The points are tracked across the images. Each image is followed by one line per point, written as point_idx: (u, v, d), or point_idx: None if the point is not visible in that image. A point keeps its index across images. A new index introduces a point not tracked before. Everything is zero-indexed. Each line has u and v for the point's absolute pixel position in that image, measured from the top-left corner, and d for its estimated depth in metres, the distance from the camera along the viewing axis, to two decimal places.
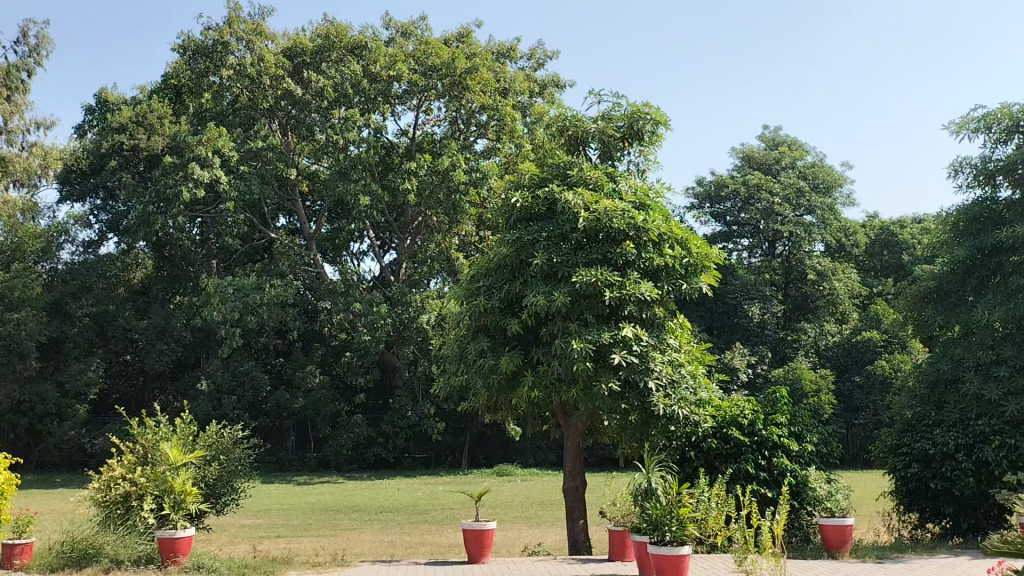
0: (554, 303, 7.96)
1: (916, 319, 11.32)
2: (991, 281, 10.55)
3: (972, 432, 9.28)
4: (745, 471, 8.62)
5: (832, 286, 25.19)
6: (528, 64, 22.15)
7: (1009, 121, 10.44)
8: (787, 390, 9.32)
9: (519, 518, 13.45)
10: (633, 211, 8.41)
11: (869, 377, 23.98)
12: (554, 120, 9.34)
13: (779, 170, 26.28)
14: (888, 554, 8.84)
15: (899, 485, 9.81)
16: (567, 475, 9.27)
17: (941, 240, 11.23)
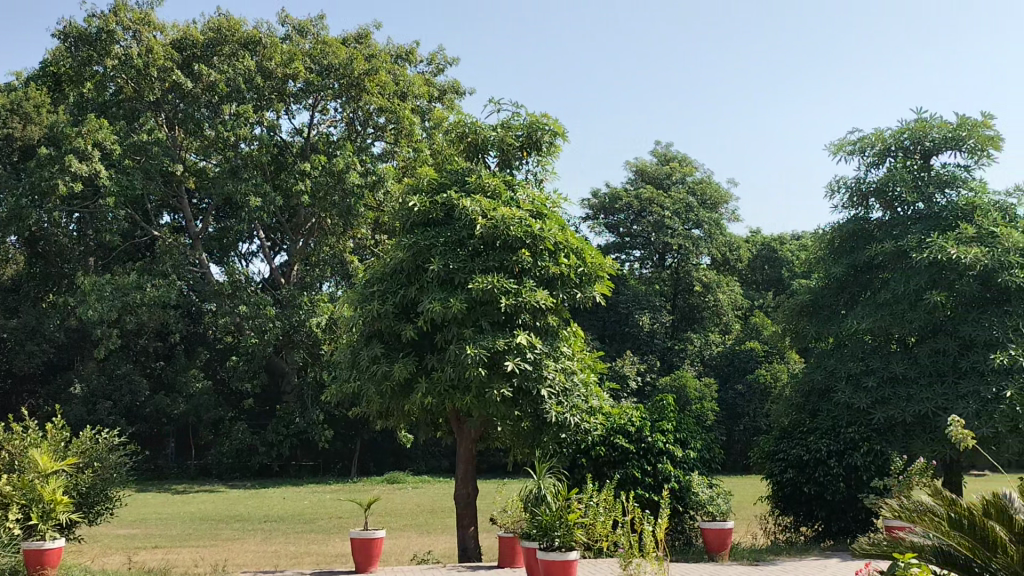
0: (450, 309, 7.94)
1: (794, 330, 11.89)
2: (862, 296, 11.14)
3: (843, 438, 9.83)
4: (631, 476, 8.84)
5: (717, 297, 26.22)
6: (428, 69, 22.06)
7: (883, 145, 11.03)
8: (673, 397, 9.61)
9: (409, 526, 13.36)
10: (531, 220, 8.50)
11: (750, 386, 25.08)
12: (454, 127, 9.36)
13: (670, 184, 26.97)
14: (764, 556, 9.22)
15: (775, 490, 10.27)
16: (458, 482, 9.24)
17: (818, 256, 11.82)
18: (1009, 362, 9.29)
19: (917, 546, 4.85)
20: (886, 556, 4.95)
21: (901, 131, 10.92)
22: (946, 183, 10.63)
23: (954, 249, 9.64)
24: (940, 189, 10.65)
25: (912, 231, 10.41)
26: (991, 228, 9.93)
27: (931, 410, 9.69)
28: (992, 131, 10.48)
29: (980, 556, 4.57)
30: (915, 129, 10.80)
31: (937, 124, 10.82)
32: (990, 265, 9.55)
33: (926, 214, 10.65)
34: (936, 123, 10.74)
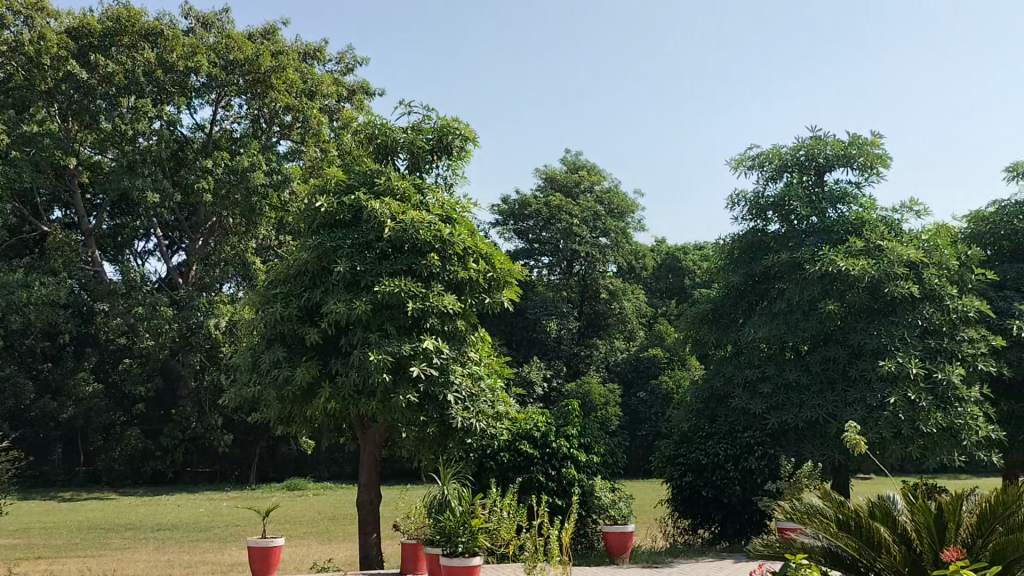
0: (356, 312, 7.80)
1: (695, 338, 12.21)
2: (759, 305, 11.52)
3: (739, 442, 10.17)
4: (535, 481, 8.88)
5: (622, 305, 26.63)
6: (337, 68, 21.72)
7: (781, 160, 11.43)
8: (578, 402, 9.71)
9: (309, 533, 13.09)
10: (440, 224, 8.44)
11: (653, 393, 25.78)
12: (362, 128, 9.24)
13: (578, 193, 27.24)
14: (663, 559, 9.42)
15: (674, 493, 10.52)
16: (361, 487, 9.09)
17: (719, 266, 12.16)
18: (895, 369, 9.67)
19: (808, 546, 5.04)
20: (778, 556, 5.13)
21: (798, 147, 11.34)
22: (838, 198, 11.08)
23: (844, 262, 10.02)
24: (832, 204, 11.09)
25: (807, 244, 10.81)
26: (879, 242, 10.38)
27: (822, 415, 10.05)
28: (881, 150, 10.98)
29: (865, 555, 4.76)
30: (811, 146, 11.24)
31: (831, 142, 11.28)
32: (878, 277, 9.97)
33: (820, 227, 11.06)
34: (830, 140, 11.19)
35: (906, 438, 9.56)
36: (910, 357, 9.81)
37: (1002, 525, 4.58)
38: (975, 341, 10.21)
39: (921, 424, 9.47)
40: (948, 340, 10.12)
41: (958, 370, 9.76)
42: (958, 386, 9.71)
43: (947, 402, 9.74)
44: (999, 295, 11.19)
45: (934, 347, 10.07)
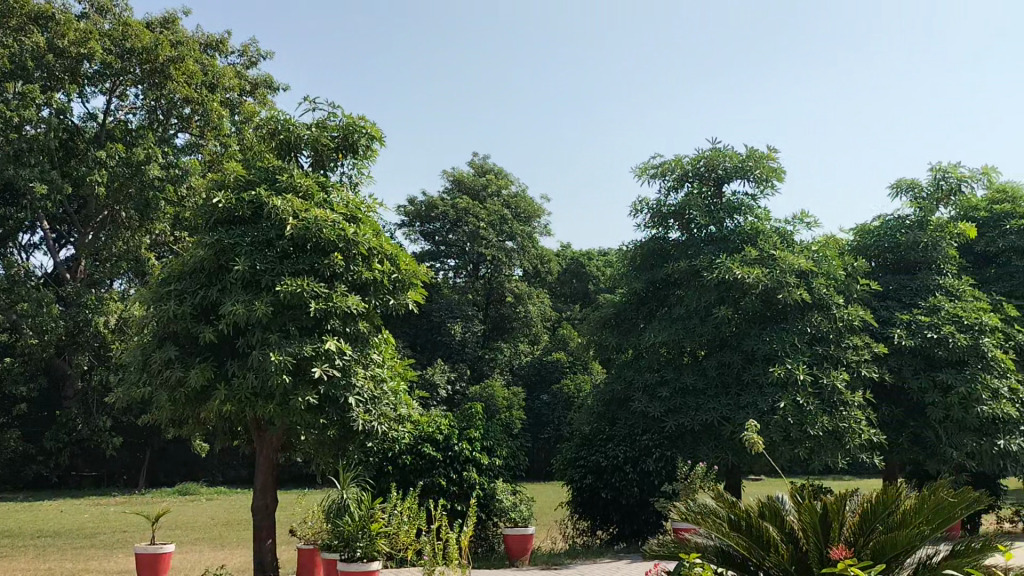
0: (254, 312, 7.58)
1: (597, 342, 12.41)
2: (659, 311, 11.78)
3: (638, 445, 10.41)
4: (436, 485, 8.85)
5: (527, 309, 26.76)
6: (239, 61, 21.13)
7: (682, 170, 11.70)
8: (481, 405, 9.70)
9: (202, 539, 12.66)
10: (344, 223, 8.30)
11: (555, 396, 26.29)
12: (264, 122, 8.99)
13: (485, 196, 27.24)
14: (562, 560, 9.52)
15: (574, 495, 10.69)
16: (256, 492, 8.83)
17: (621, 271, 12.39)
18: (785, 375, 10.04)
19: (701, 546, 5.16)
20: (673, 555, 5.23)
21: (699, 158, 11.62)
22: (735, 209, 11.41)
23: (740, 270, 10.35)
24: (730, 214, 11.41)
25: (705, 252, 11.11)
26: (772, 251, 10.76)
27: (717, 418, 10.32)
28: (775, 163, 11.39)
29: (755, 554, 4.92)
30: (711, 156, 11.54)
31: (730, 154, 11.63)
32: (770, 285, 10.34)
33: (717, 236, 11.38)
34: (729, 153, 11.53)
35: (794, 440, 9.82)
36: (799, 363, 10.21)
37: (881, 524, 4.83)
38: (859, 347, 10.69)
39: (808, 427, 9.74)
40: (834, 347, 10.59)
41: (843, 376, 10.20)
42: (842, 390, 10.13)
43: (833, 405, 10.12)
44: (881, 304, 11.78)
45: (821, 353, 10.52)
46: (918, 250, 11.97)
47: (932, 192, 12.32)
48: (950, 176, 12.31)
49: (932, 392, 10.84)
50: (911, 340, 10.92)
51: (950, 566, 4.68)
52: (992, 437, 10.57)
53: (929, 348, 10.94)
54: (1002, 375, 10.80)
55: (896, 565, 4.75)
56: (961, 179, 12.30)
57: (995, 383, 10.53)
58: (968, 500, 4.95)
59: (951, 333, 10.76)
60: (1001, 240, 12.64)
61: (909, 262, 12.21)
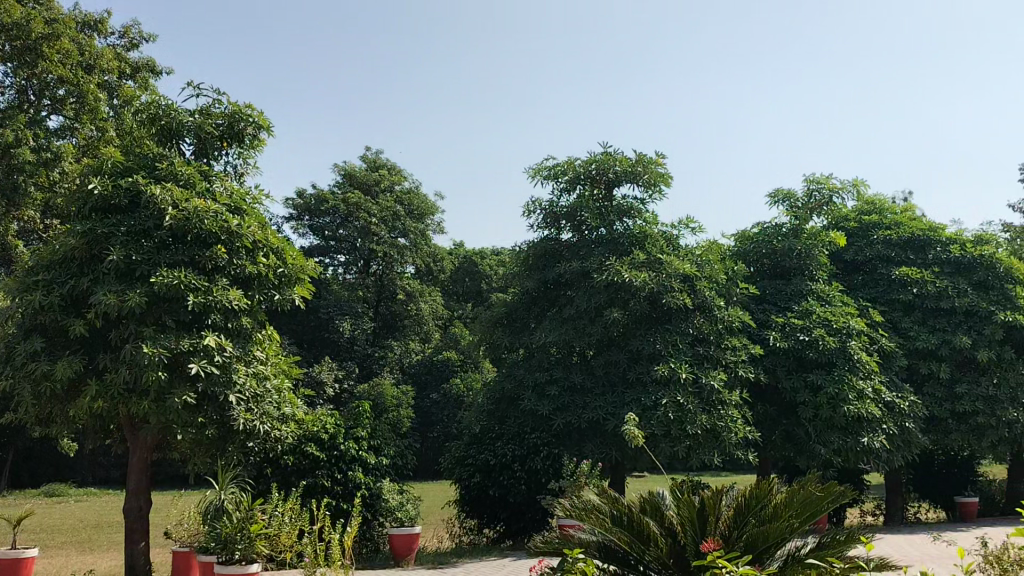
0: (127, 305, 7.21)
1: (488, 341, 12.45)
2: (550, 311, 11.92)
3: (526, 443, 10.73)
4: (320, 485, 8.72)
5: (419, 306, 26.59)
6: (120, 42, 20.12)
7: (575, 172, 11.83)
8: (368, 404, 9.58)
9: (68, 543, 11.99)
10: (228, 214, 8.03)
11: (445, 395, 27.52)
12: (144, 107, 8.56)
13: (377, 192, 26.74)
14: (447, 559, 9.51)
15: (462, 494, 10.90)
16: (129, 493, 8.45)
17: (513, 271, 12.45)
18: (667, 374, 10.32)
19: (584, 541, 5.26)
20: (557, 552, 5.30)
21: (591, 161, 11.76)
22: (625, 212, 11.63)
23: (627, 273, 10.56)
24: (619, 217, 11.62)
25: (595, 253, 11.27)
26: (659, 255, 11.05)
27: (602, 415, 10.48)
28: (663, 169, 11.70)
29: (635, 548, 5.03)
30: (603, 159, 11.70)
31: (621, 158, 11.84)
32: (656, 288, 10.62)
33: (606, 238, 11.58)
34: (619, 157, 11.71)
35: (674, 436, 10.07)
36: (681, 363, 10.50)
37: (754, 518, 5.04)
38: (737, 348, 11.06)
39: (688, 424, 9.99)
40: (714, 348, 10.98)
41: (720, 375, 10.56)
42: (720, 389, 10.47)
43: (711, 404, 10.45)
44: (759, 307, 12.30)
45: (702, 354, 10.86)
46: (792, 257, 12.56)
47: (805, 203, 12.89)
48: (822, 187, 12.89)
49: (803, 391, 11.39)
50: (785, 343, 11.44)
51: (816, 557, 4.92)
52: (856, 436, 11.06)
53: (801, 349, 11.47)
54: (867, 376, 11.41)
55: (766, 558, 4.95)
56: (834, 190, 12.91)
57: (861, 384, 11.13)
58: (834, 495, 5.22)
59: (822, 335, 11.31)
60: (868, 249, 13.42)
61: (784, 268, 12.77)
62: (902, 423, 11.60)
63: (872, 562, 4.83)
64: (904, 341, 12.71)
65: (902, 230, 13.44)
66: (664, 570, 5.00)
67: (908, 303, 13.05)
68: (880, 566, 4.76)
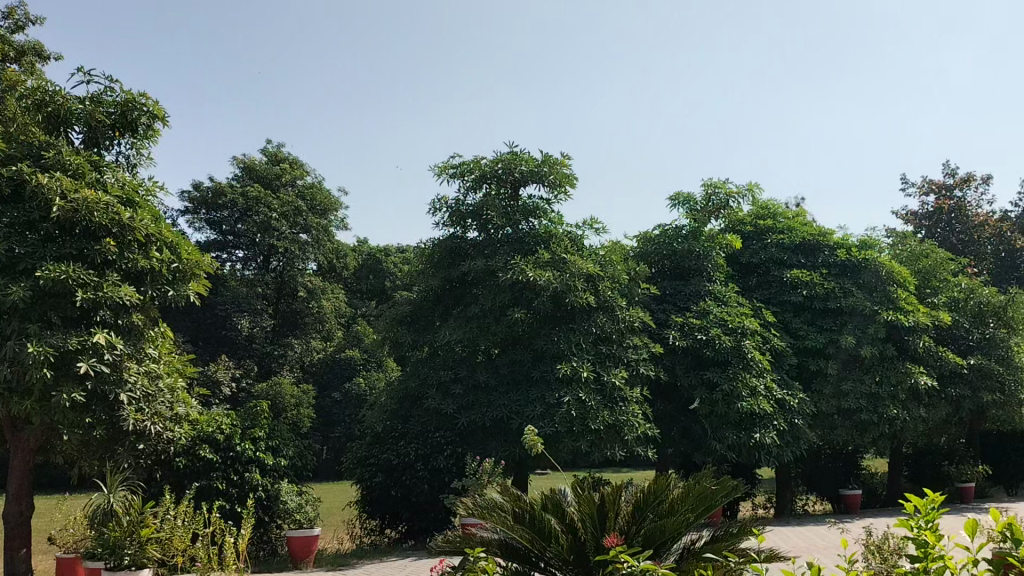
0: (11, 299, 6.78)
1: (392, 339, 12.29)
2: (454, 309, 11.88)
3: (430, 442, 10.72)
4: (215, 487, 8.45)
5: (320, 304, 26.19)
6: (3, 24, 18.98)
7: (481, 171, 11.76)
8: (267, 404, 9.35)
9: None
10: (119, 206, 7.67)
11: (347, 394, 27.22)
12: (28, 91, 8.07)
13: (279, 186, 25.87)
14: (347, 561, 9.38)
15: (364, 494, 10.77)
16: (8, 499, 7.97)
17: (418, 268, 12.32)
18: (570, 372, 10.41)
19: (486, 540, 5.26)
20: (458, 551, 5.28)
21: (497, 160, 11.73)
22: (530, 212, 11.69)
23: (532, 272, 10.60)
24: (525, 217, 11.68)
25: (500, 252, 11.28)
26: (563, 255, 11.15)
27: (506, 414, 10.52)
28: (569, 170, 11.81)
29: (536, 545, 5.06)
30: (509, 159, 11.69)
31: (527, 158, 11.86)
32: (560, 287, 10.70)
33: (512, 238, 11.61)
34: (525, 158, 11.75)
35: (577, 433, 10.18)
36: (584, 362, 10.63)
37: (652, 512, 5.16)
38: (638, 347, 11.30)
39: (590, 421, 10.12)
40: (616, 346, 11.16)
41: (621, 373, 10.74)
42: (621, 387, 10.65)
43: (613, 402, 10.61)
44: (659, 307, 12.58)
45: (605, 352, 11.03)
46: (691, 258, 12.91)
47: (704, 206, 13.28)
48: (720, 191, 13.27)
49: (701, 388, 11.73)
50: (684, 342, 11.73)
51: (710, 549, 5.06)
52: (749, 431, 11.41)
53: (699, 348, 11.79)
54: (760, 374, 11.81)
55: (664, 552, 5.05)
56: (731, 194, 13.31)
57: (754, 381, 11.52)
58: (728, 488, 5.39)
59: (718, 335, 11.65)
60: (763, 252, 13.94)
61: (684, 269, 13.11)
62: (792, 419, 12.07)
63: (763, 554, 5.00)
64: (795, 340, 13.26)
65: (794, 234, 14.01)
66: (564, 566, 5.05)
67: (799, 304, 13.60)
68: (770, 557, 4.93)
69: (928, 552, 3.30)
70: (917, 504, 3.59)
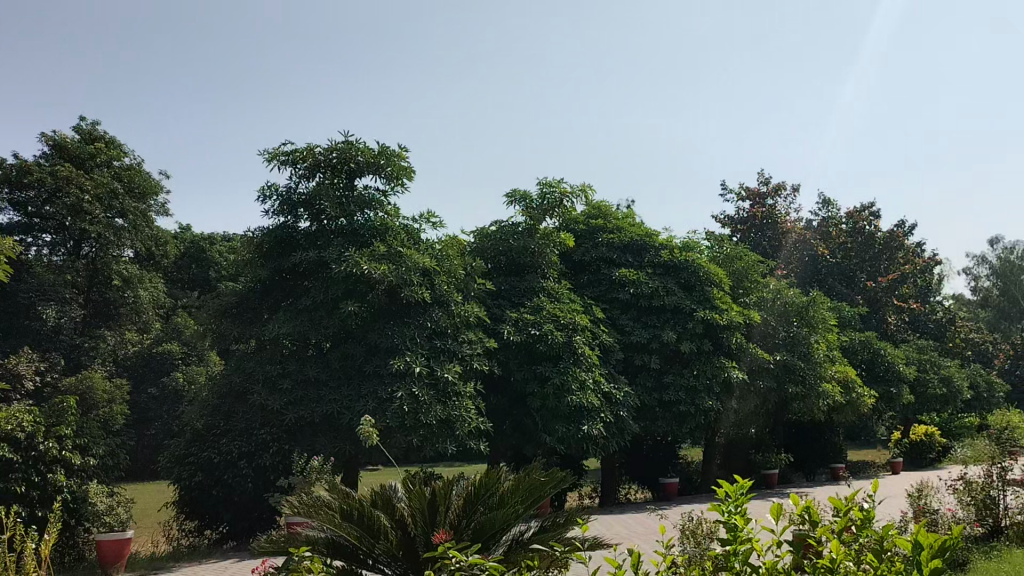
0: None
1: (215, 331, 11.67)
2: (284, 301, 11.43)
3: (254, 439, 10.26)
4: (13, 489, 7.72)
5: (137, 294, 24.91)
6: None
7: (314, 159, 11.35)
8: (75, 399, 8.67)
9: None
10: None
11: (164, 389, 25.83)
12: None
13: (92, 167, 23.69)
14: (162, 563, 8.87)
15: (182, 494, 10.28)
16: None
17: (244, 258, 11.70)
18: (403, 367, 10.28)
19: (311, 538, 5.07)
20: (282, 551, 5.07)
21: (332, 149, 11.38)
22: (365, 203, 11.41)
23: (367, 265, 10.35)
24: (360, 208, 11.39)
25: (334, 244, 10.97)
26: (398, 248, 11.00)
27: (336, 410, 10.23)
28: (406, 162, 11.68)
29: (364, 543, 4.95)
30: (345, 148, 11.38)
31: (363, 148, 11.58)
32: (395, 281, 10.55)
33: (346, 229, 11.29)
34: (362, 148, 11.47)
35: (408, 428, 10.09)
36: (417, 356, 10.53)
37: (482, 505, 5.16)
38: (473, 341, 11.32)
39: (422, 415, 10.04)
40: (450, 341, 11.12)
41: (455, 368, 10.72)
42: (454, 382, 10.65)
43: (446, 396, 10.60)
44: (494, 302, 12.65)
45: (439, 347, 10.96)
46: (526, 255, 13.14)
47: (539, 204, 13.45)
48: (556, 190, 13.55)
49: (534, 382, 11.92)
50: (518, 337, 11.86)
51: (538, 540, 5.13)
52: (578, 424, 11.75)
53: (532, 343, 11.96)
54: (589, 368, 12.21)
55: (492, 546, 5.05)
56: (564, 194, 13.63)
57: (583, 375, 11.88)
58: (556, 480, 5.49)
59: (551, 330, 11.91)
60: (594, 251, 14.40)
61: (519, 265, 13.30)
62: (617, 412, 12.54)
63: (587, 542, 5.12)
64: (622, 336, 13.74)
65: (623, 234, 14.58)
66: (393, 562, 4.98)
67: (626, 302, 14.13)
68: (594, 544, 5.06)
69: (736, 535, 3.45)
70: (728, 490, 3.74)
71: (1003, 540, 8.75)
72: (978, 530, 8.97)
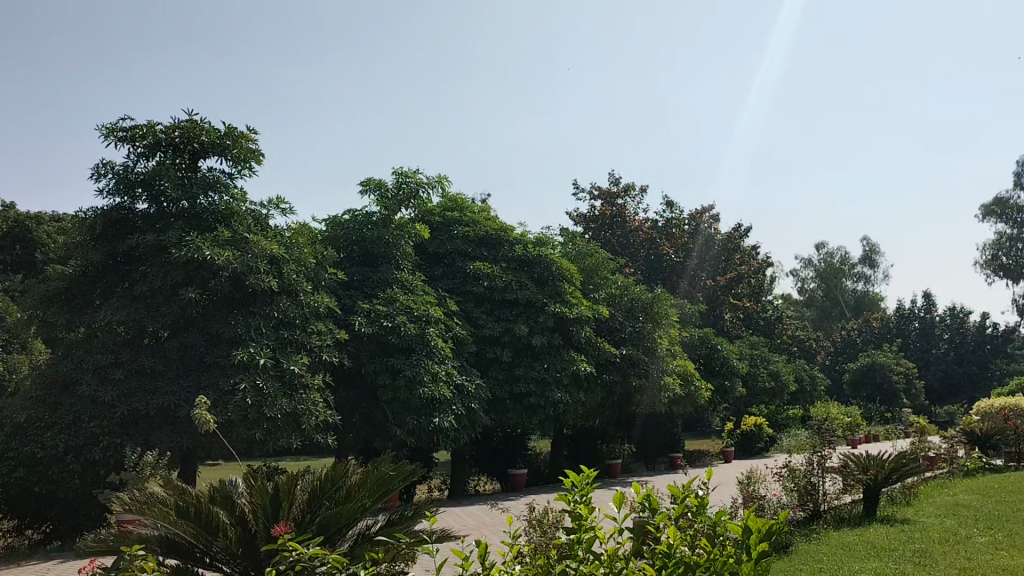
0: None
1: (39, 317, 10.80)
2: (118, 287, 10.76)
3: (82, 433, 9.63)
4: None
5: None
6: None
7: (154, 137, 10.69)
8: None
9: None
10: None
11: None
12: None
13: None
14: None
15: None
16: None
17: (75, 239, 10.91)
18: (247, 357, 9.92)
19: (143, 536, 4.78)
20: (110, 550, 4.75)
21: (174, 128, 10.78)
22: (210, 186, 10.90)
23: (209, 250, 9.92)
24: (203, 191, 10.82)
25: (174, 228, 10.40)
26: (245, 234, 10.61)
27: (173, 402, 9.70)
28: (254, 145, 11.26)
29: (201, 540, 4.74)
30: (188, 127, 10.81)
31: (207, 128, 11.03)
32: (240, 268, 10.16)
33: (188, 212, 10.71)
34: (206, 127, 10.93)
35: (251, 421, 9.76)
36: (262, 348, 10.20)
37: (326, 500, 5.03)
38: (322, 332, 11.05)
39: (266, 408, 9.74)
40: (299, 332, 10.83)
41: (302, 360, 10.43)
42: (301, 373, 10.38)
43: (293, 388, 10.31)
44: (346, 292, 12.39)
45: (286, 338, 10.65)
46: (380, 245, 12.96)
47: (395, 194, 13.30)
48: (411, 180, 13.44)
49: (384, 374, 11.78)
50: (370, 328, 11.69)
51: (383, 534, 5.07)
52: (429, 416, 11.77)
53: (384, 334, 11.84)
54: (441, 360, 12.22)
55: (335, 541, 4.94)
56: (419, 184, 13.54)
57: (435, 368, 11.87)
58: (403, 473, 5.44)
59: (403, 322, 11.84)
60: (449, 243, 14.37)
61: (372, 255, 13.08)
62: (468, 404, 12.61)
63: (433, 535, 5.09)
64: (475, 329, 13.83)
65: (477, 227, 14.66)
66: (231, 560, 4.80)
67: (479, 294, 14.22)
68: (440, 538, 5.04)
69: (581, 524, 3.53)
70: (573, 480, 3.81)
71: (821, 523, 9.49)
72: (800, 515, 9.68)
